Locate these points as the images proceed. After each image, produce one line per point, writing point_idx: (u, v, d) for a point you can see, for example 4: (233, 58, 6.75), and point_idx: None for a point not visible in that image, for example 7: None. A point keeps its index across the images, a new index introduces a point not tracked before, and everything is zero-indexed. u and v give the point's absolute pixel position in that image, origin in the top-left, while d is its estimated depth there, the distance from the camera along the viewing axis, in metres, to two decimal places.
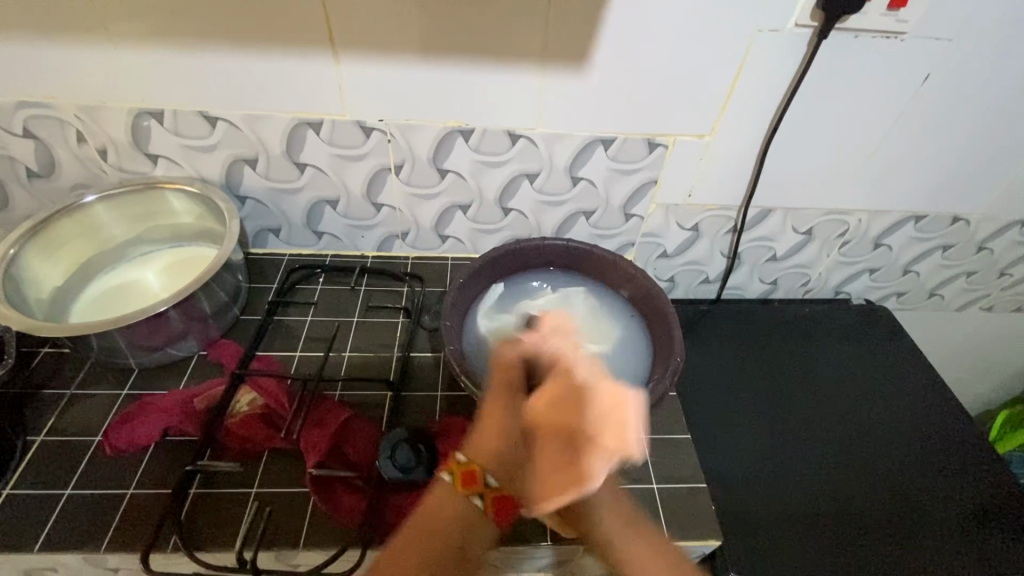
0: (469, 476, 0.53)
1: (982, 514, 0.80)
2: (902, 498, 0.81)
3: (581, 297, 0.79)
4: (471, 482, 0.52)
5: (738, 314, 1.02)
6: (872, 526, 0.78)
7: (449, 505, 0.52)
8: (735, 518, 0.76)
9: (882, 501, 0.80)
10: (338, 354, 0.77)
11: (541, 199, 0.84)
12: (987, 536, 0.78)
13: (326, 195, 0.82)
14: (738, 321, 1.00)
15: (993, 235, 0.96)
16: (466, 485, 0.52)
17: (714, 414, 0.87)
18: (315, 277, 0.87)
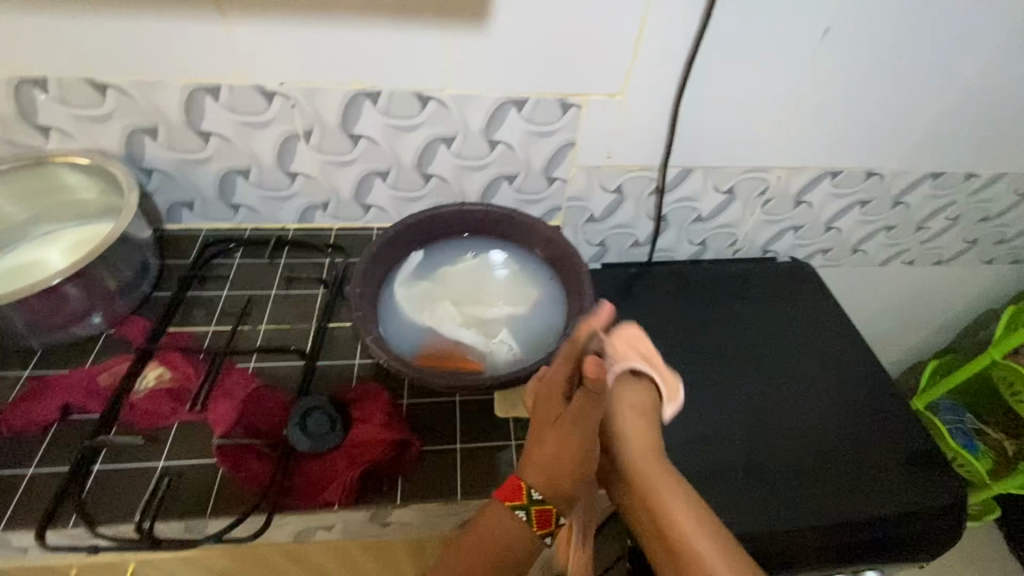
0: (543, 516, 0.52)
1: (894, 461, 0.84)
2: (814, 445, 0.84)
3: (502, 263, 0.79)
4: (546, 522, 0.52)
5: (669, 275, 1.03)
6: (781, 470, 0.81)
7: (513, 541, 0.52)
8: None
9: (795, 448, 0.83)
10: (253, 327, 0.76)
11: (459, 163, 0.83)
12: (895, 479, 0.82)
13: (235, 165, 0.80)
14: (668, 282, 1.02)
15: (907, 188, 0.99)
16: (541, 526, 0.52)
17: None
18: (233, 251, 0.85)
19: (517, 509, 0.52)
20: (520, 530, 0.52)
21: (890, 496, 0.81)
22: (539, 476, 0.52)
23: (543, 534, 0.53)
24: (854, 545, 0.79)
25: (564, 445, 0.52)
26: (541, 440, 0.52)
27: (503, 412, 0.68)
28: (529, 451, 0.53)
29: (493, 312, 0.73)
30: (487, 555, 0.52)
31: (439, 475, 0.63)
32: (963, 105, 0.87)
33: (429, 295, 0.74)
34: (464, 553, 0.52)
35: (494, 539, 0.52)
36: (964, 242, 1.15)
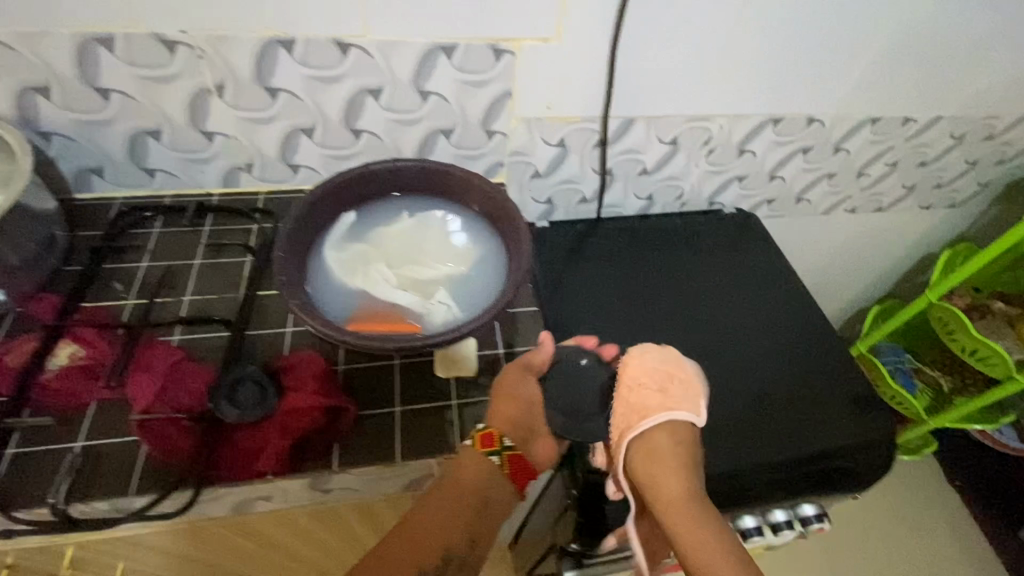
0: (515, 461, 0.61)
1: (832, 400, 0.87)
2: (753, 388, 0.86)
3: (440, 220, 0.75)
4: (490, 442, 0.61)
5: (617, 229, 1.03)
6: (719, 413, 0.83)
7: (489, 485, 0.60)
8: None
9: (736, 392, 0.86)
10: (176, 298, 0.72)
11: (391, 117, 0.79)
12: (834, 417, 0.85)
13: (145, 125, 0.75)
14: (616, 237, 1.01)
15: (848, 135, 1.00)
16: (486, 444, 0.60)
17: (580, 326, 0.88)
18: (153, 219, 0.80)
19: (492, 454, 0.60)
20: (495, 473, 0.60)
21: (821, 432, 0.84)
22: (506, 421, 0.61)
23: (490, 453, 0.60)
24: (785, 479, 0.83)
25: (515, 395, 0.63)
26: (500, 394, 0.62)
27: (443, 372, 0.67)
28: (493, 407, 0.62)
29: (430, 272, 0.70)
30: (464, 499, 0.58)
31: (379, 438, 0.62)
32: (899, 46, 0.87)
33: (362, 258, 0.71)
34: (439, 497, 0.58)
35: (470, 483, 0.59)
36: (903, 188, 1.18)
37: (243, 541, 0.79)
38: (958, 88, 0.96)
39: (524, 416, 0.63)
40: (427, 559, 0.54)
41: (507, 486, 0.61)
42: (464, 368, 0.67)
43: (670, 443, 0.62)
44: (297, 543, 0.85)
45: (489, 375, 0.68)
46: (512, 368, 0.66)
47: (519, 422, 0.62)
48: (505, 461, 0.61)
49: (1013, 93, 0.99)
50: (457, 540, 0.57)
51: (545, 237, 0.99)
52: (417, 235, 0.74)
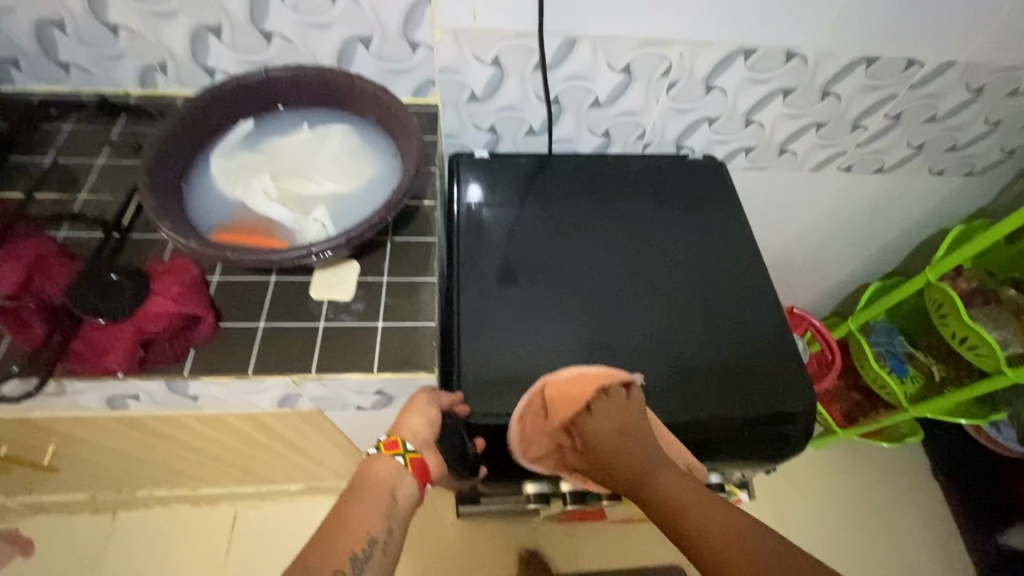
0: (417, 463, 0.64)
1: (765, 369, 0.77)
2: (682, 356, 0.77)
3: (341, 135, 0.72)
4: (394, 446, 0.64)
5: (570, 174, 0.93)
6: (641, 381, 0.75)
7: (396, 484, 0.62)
8: (488, 359, 0.73)
9: (664, 355, 0.76)
10: (73, 195, 0.71)
11: (299, 19, 0.73)
12: (764, 385, 0.76)
13: (47, 13, 0.72)
14: (568, 184, 0.92)
15: (837, 76, 0.88)
16: (390, 448, 0.64)
17: (495, 282, 0.80)
18: (66, 116, 0.78)
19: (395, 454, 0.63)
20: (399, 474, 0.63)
21: (755, 402, 0.74)
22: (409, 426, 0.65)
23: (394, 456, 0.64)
24: (706, 453, 0.75)
25: (419, 408, 0.66)
26: (405, 408, 0.66)
27: (316, 295, 0.65)
28: (401, 418, 0.66)
29: (317, 188, 0.67)
30: (377, 495, 0.60)
31: (234, 349, 0.62)
32: None
33: (248, 171, 0.68)
34: (357, 498, 0.59)
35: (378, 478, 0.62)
36: (909, 147, 1.04)
37: (149, 436, 0.82)
38: (978, 23, 0.81)
39: (425, 430, 0.65)
40: (357, 545, 0.56)
41: (411, 484, 0.63)
42: (338, 294, 0.65)
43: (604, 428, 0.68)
44: (206, 445, 0.88)
45: (364, 301, 0.66)
46: (424, 391, 0.68)
47: (421, 431, 0.65)
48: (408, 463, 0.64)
49: None
50: (378, 528, 0.58)
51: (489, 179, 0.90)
52: (313, 149, 0.70)
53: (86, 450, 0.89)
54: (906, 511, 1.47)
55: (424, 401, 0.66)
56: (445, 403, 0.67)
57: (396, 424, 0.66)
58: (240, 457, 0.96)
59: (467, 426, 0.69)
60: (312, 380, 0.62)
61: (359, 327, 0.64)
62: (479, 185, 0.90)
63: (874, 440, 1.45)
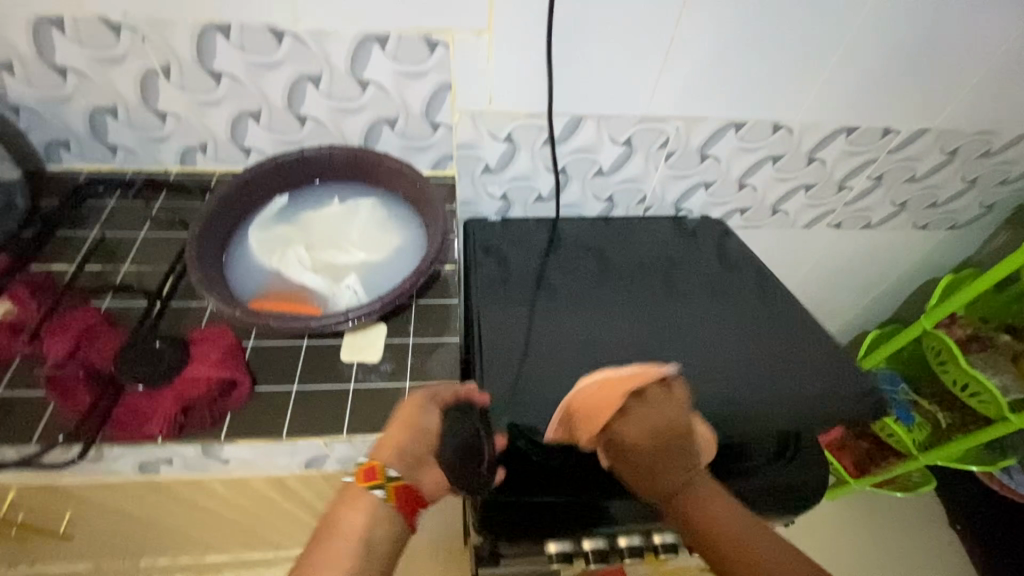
0: (402, 490, 0.56)
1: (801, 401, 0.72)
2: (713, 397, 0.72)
3: (369, 207, 0.78)
4: (372, 476, 0.56)
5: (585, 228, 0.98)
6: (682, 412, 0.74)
7: (374, 527, 0.54)
8: (518, 390, 0.70)
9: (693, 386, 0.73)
10: (116, 266, 0.76)
11: (332, 105, 0.80)
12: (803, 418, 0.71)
13: (102, 103, 0.78)
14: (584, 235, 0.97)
15: (820, 144, 0.95)
16: (368, 479, 0.56)
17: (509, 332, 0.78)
18: (111, 192, 0.84)
19: (376, 486, 0.55)
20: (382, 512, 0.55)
21: (801, 428, 0.71)
22: (394, 445, 0.57)
23: (372, 487, 0.55)
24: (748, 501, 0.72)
25: (406, 420, 0.58)
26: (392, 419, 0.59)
27: (346, 357, 0.68)
28: (385, 436, 0.58)
29: (347, 257, 0.72)
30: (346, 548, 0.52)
31: (269, 411, 0.64)
32: (871, 51, 0.82)
33: (283, 241, 0.73)
34: (320, 557, 0.52)
35: (350, 522, 0.54)
36: (894, 205, 1.11)
37: (171, 500, 0.82)
38: (943, 98, 0.90)
39: (418, 444, 0.58)
40: None
41: (394, 519, 0.56)
42: (367, 356, 0.69)
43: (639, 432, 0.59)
44: (224, 509, 0.88)
45: (392, 362, 0.69)
46: (416, 398, 0.61)
47: (412, 448, 0.58)
48: (392, 492, 0.56)
49: (1005, 111, 0.93)
50: None
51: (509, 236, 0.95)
52: (342, 221, 0.76)
53: (104, 517, 0.88)
54: (925, 564, 1.44)
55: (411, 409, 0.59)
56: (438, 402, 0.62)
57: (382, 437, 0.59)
58: (256, 521, 0.95)
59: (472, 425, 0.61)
60: (343, 442, 0.64)
61: (387, 387, 0.67)
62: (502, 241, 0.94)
63: (886, 489, 1.44)
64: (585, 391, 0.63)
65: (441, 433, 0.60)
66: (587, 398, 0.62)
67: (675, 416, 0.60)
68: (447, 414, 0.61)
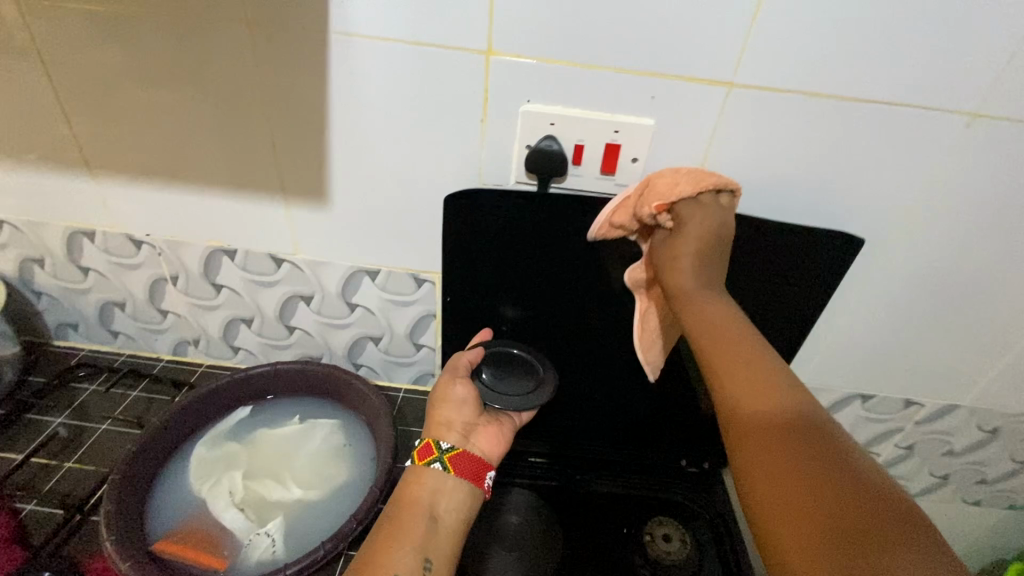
0: (458, 459, 0.59)
1: None
2: None
3: (326, 431, 0.74)
4: (427, 452, 0.59)
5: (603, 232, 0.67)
6: None
7: (436, 498, 0.57)
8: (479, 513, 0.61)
9: None
10: (60, 463, 0.73)
11: (319, 320, 0.82)
12: None
13: (113, 297, 0.83)
14: (594, 306, 0.73)
15: (834, 406, 0.87)
16: (425, 458, 0.59)
17: None
18: (92, 377, 0.85)
19: (432, 461, 0.59)
20: (441, 483, 0.58)
21: None
22: (440, 422, 0.62)
23: (431, 463, 0.59)
24: None
25: (444, 392, 0.65)
26: (435, 398, 0.65)
27: None
28: (432, 414, 0.63)
29: (283, 492, 0.66)
30: (413, 519, 0.55)
31: None
32: (881, 328, 0.77)
33: (224, 465, 0.69)
34: (391, 523, 0.54)
35: (419, 497, 0.57)
36: (934, 476, 0.96)
37: None
38: (973, 379, 0.81)
39: (460, 413, 0.64)
40: None
41: (455, 493, 0.58)
42: None
43: (702, 214, 0.58)
44: None
45: None
46: (442, 380, 0.66)
47: (455, 419, 0.63)
48: (449, 462, 0.59)
49: None
50: (418, 561, 0.52)
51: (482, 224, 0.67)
52: (293, 446, 0.72)
53: None
54: None
55: (448, 371, 0.67)
56: (468, 362, 0.68)
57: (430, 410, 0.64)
58: None
59: (502, 370, 0.69)
60: None
61: None
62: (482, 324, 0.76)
63: None
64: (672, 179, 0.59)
65: (477, 393, 0.66)
66: (658, 179, 0.59)
67: (719, 223, 0.57)
68: (473, 376, 0.67)
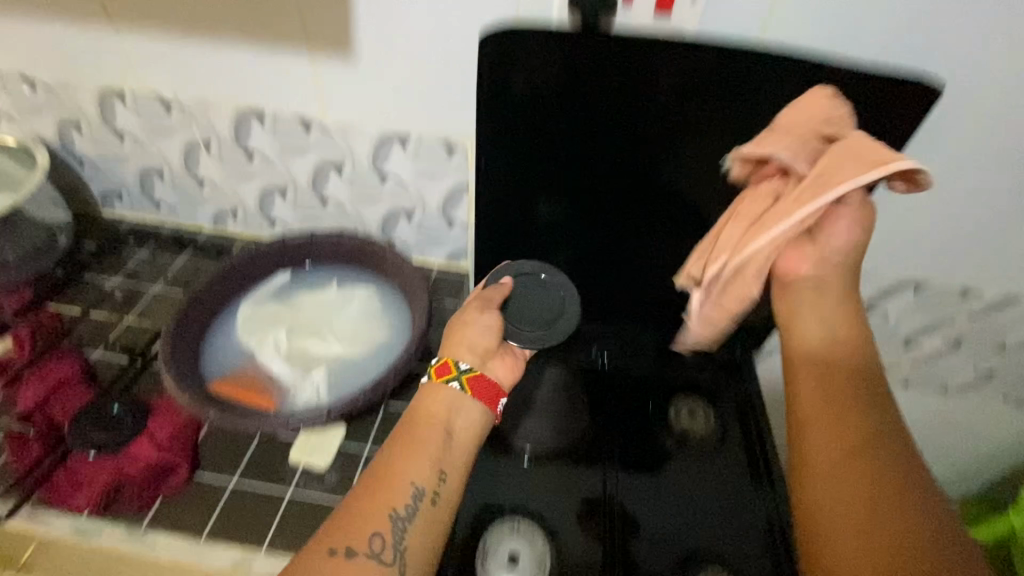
0: (475, 382, 0.56)
1: None
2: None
3: (363, 297, 0.75)
4: (445, 371, 0.56)
5: (653, 89, 0.61)
6: None
7: (452, 413, 0.54)
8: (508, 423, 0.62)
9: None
10: (119, 318, 0.78)
11: (352, 191, 0.80)
12: None
13: (151, 165, 0.84)
14: (636, 176, 0.69)
15: (883, 293, 0.83)
16: (442, 373, 0.55)
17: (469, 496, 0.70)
18: (143, 244, 0.89)
19: (449, 380, 0.55)
20: (458, 398, 0.55)
21: None
22: (459, 343, 0.59)
23: (448, 381, 0.55)
24: None
25: (468, 318, 0.62)
26: (457, 322, 0.61)
27: (294, 459, 0.64)
28: (454, 336, 0.60)
29: (324, 349, 0.70)
30: (429, 433, 0.52)
31: (200, 506, 0.61)
32: (942, 201, 0.72)
33: (269, 323, 0.72)
34: (406, 436, 0.52)
35: (436, 410, 0.54)
36: (978, 371, 0.92)
37: None
38: None
39: (482, 337, 0.60)
40: (398, 501, 0.48)
41: (471, 412, 0.55)
42: (316, 461, 0.63)
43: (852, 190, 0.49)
44: None
45: (338, 476, 0.63)
46: (471, 306, 0.64)
47: (477, 341, 0.60)
48: (467, 385, 0.56)
49: None
50: (428, 476, 0.50)
51: (518, 76, 0.62)
52: (332, 309, 0.74)
53: None
54: None
55: (475, 301, 0.66)
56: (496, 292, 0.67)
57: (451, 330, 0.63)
58: None
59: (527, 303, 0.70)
60: (260, 561, 0.59)
61: (325, 503, 0.62)
62: (515, 198, 0.71)
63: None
64: (785, 122, 0.52)
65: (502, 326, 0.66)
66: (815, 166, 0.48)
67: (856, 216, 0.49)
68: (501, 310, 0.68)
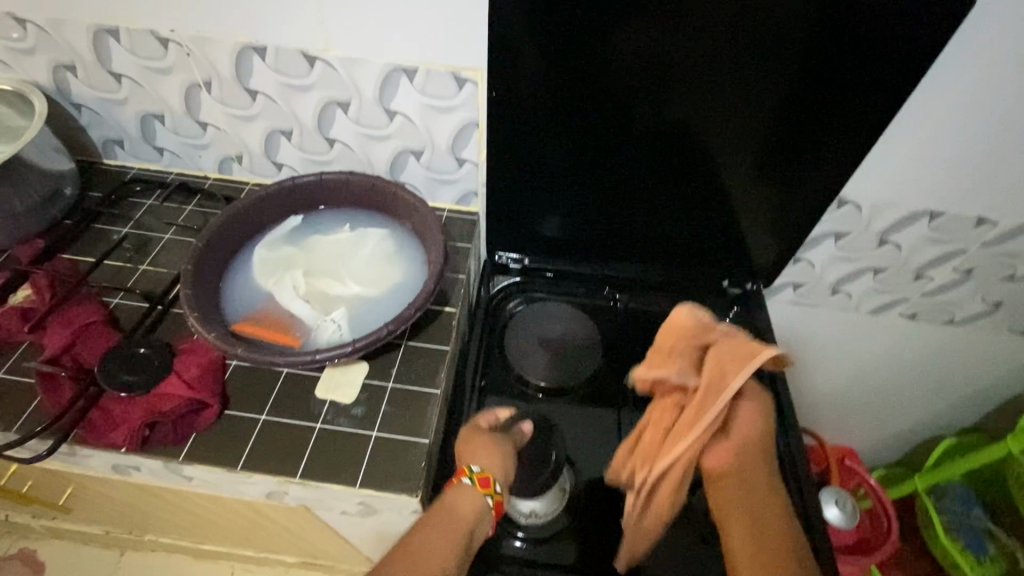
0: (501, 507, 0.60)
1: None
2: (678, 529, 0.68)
3: (377, 238, 0.75)
4: (487, 484, 0.59)
5: (669, 8, 0.59)
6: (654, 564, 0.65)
7: (477, 526, 0.58)
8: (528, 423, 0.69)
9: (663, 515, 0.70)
10: (135, 265, 0.79)
11: (359, 131, 0.79)
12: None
13: (151, 109, 0.82)
14: (650, 105, 0.67)
15: (895, 225, 0.83)
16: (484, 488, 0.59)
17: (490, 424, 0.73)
18: (149, 192, 0.87)
19: (488, 495, 0.59)
20: (485, 513, 0.59)
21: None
22: (493, 462, 0.62)
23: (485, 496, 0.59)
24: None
25: (497, 446, 0.63)
26: (489, 444, 0.63)
27: (322, 393, 0.67)
28: (484, 452, 0.62)
29: (342, 289, 0.70)
30: (458, 533, 0.56)
31: (234, 440, 0.64)
32: (964, 126, 0.71)
33: (285, 265, 0.72)
34: (438, 531, 0.55)
35: (466, 513, 0.58)
36: (985, 303, 0.93)
37: (149, 508, 0.82)
38: None
39: (507, 464, 0.63)
40: None
41: (488, 530, 0.59)
42: (342, 394, 0.67)
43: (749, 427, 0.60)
44: (197, 526, 0.87)
45: (364, 409, 0.66)
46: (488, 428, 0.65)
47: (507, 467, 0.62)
48: (494, 506, 0.60)
49: None
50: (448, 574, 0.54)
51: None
52: (347, 250, 0.74)
53: (98, 511, 0.89)
54: None
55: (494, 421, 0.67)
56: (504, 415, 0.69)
57: (475, 437, 0.64)
58: (229, 544, 0.93)
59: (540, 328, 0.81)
60: (295, 485, 0.62)
61: (352, 435, 0.65)
62: (526, 131, 0.71)
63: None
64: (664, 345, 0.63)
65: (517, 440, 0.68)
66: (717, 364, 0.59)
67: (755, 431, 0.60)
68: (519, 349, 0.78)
